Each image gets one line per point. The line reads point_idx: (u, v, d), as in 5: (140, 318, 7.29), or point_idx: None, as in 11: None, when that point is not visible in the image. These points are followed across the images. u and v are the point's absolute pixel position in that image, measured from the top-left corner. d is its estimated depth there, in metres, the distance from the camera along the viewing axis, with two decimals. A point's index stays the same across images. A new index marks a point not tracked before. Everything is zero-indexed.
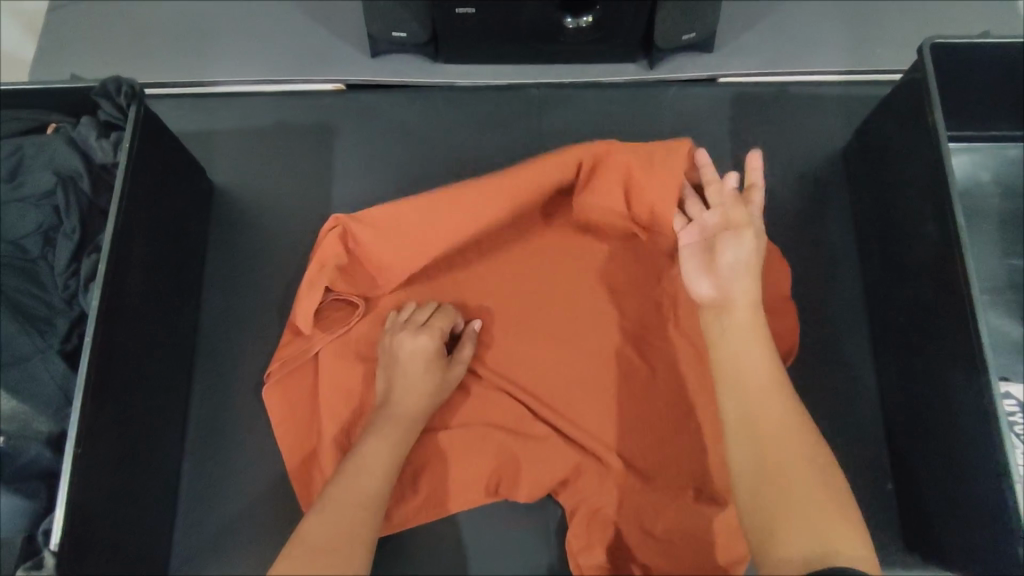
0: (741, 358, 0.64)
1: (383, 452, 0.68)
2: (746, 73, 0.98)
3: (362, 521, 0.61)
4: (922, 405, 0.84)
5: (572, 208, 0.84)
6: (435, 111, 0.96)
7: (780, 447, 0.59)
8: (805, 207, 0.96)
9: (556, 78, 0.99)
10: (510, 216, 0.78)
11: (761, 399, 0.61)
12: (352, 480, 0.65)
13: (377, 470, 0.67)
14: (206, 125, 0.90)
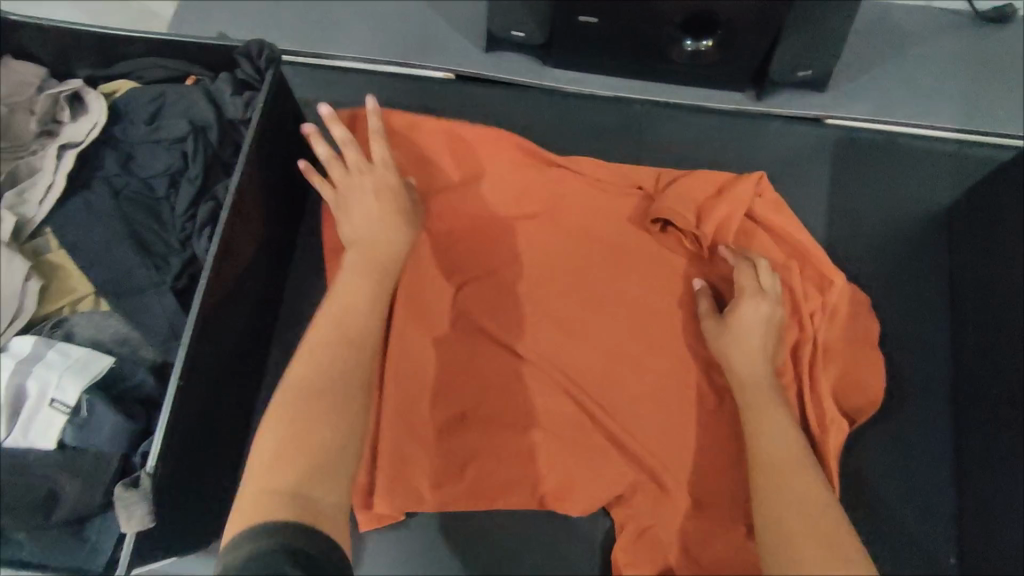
0: (767, 419, 0.69)
1: (363, 288, 0.67)
2: (856, 118, 0.94)
3: (348, 359, 0.61)
4: (1009, 486, 0.73)
5: (648, 229, 0.88)
6: (538, 110, 0.97)
7: (796, 493, 0.61)
8: (907, 276, 0.88)
9: (660, 95, 0.97)
10: (585, 237, 0.88)
11: (780, 453, 0.66)
12: (337, 315, 0.65)
13: (350, 300, 0.66)
14: (322, 96, 0.97)
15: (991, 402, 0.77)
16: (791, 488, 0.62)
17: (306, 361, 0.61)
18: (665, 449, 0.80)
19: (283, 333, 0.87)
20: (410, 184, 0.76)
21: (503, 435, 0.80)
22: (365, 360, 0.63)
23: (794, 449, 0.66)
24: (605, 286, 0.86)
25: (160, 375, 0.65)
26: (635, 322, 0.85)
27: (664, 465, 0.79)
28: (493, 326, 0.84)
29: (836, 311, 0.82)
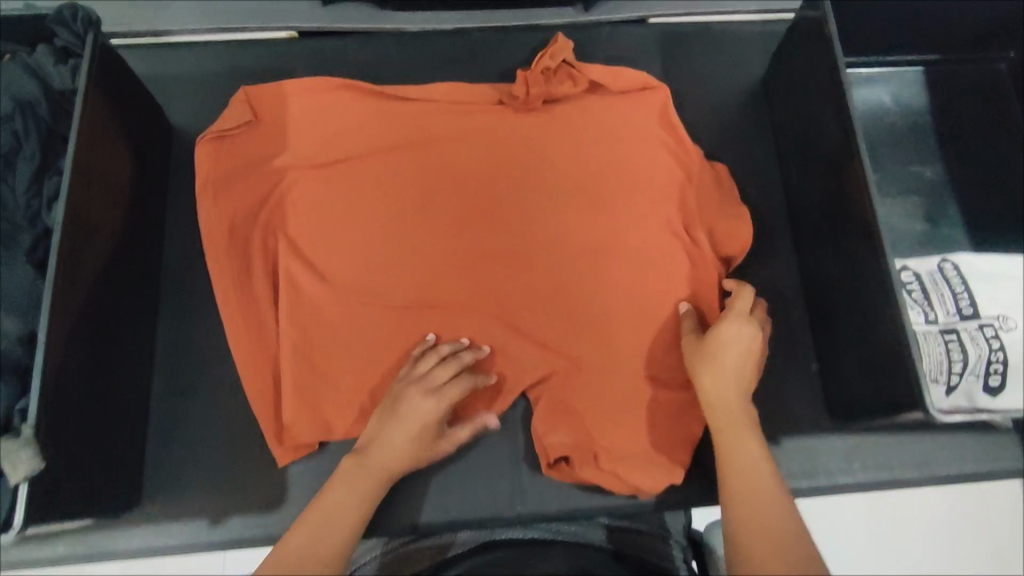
0: (728, 393, 0.72)
1: (354, 497, 0.69)
2: (672, 15, 1.04)
3: (332, 542, 0.65)
4: (834, 285, 0.84)
5: (500, 124, 0.91)
6: (385, 53, 1.00)
7: (764, 495, 0.65)
8: (741, 142, 0.99)
9: (498, 22, 1.03)
10: (435, 144, 0.89)
11: (740, 442, 0.69)
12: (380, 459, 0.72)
13: (354, 499, 0.70)
14: (167, 73, 0.97)
15: (819, 228, 0.87)
16: (755, 502, 0.64)
17: (324, 522, 0.66)
18: (547, 329, 0.83)
19: (167, 303, 0.86)
20: (349, 186, 0.86)
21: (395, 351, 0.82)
22: (365, 500, 0.70)
23: (761, 464, 0.68)
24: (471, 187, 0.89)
25: (29, 343, 0.64)
26: (498, 226, 0.86)
27: (551, 343, 0.83)
28: (360, 253, 0.84)
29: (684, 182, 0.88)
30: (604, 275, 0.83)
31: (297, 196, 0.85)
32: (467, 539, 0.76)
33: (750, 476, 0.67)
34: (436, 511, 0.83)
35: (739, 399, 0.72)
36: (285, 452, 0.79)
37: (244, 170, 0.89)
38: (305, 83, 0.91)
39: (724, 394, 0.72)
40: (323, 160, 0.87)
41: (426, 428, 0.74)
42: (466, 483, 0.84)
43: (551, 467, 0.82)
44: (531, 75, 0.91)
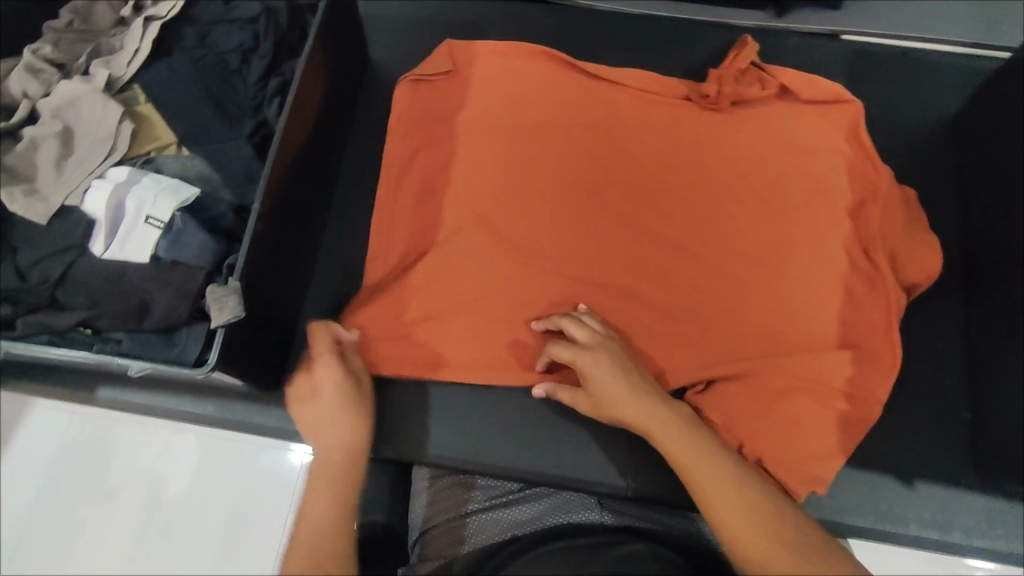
0: (639, 419, 0.67)
1: (326, 496, 0.65)
2: (869, 35, 1.01)
3: (341, 533, 0.63)
4: (1008, 333, 0.79)
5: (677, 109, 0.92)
6: (572, 25, 1.03)
7: (755, 518, 0.59)
8: (921, 174, 0.94)
9: (688, 13, 1.03)
10: (614, 117, 0.92)
11: (700, 462, 0.63)
12: (320, 425, 0.71)
13: (335, 476, 0.67)
14: (371, 11, 1.04)
15: (1001, 274, 0.82)
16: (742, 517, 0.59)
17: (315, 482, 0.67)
18: (696, 316, 0.83)
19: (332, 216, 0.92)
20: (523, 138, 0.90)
21: (543, 305, 0.83)
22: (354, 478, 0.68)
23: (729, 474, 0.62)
24: (637, 162, 0.90)
25: (239, 213, 0.71)
26: (659, 203, 0.88)
27: (691, 328, 0.83)
28: (522, 204, 0.87)
29: (862, 201, 0.85)
30: (756, 273, 0.84)
31: (474, 137, 0.89)
32: (535, 514, 0.74)
33: (720, 498, 0.60)
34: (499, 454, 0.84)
35: (679, 418, 0.67)
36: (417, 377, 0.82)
37: (428, 109, 0.94)
38: (501, 45, 0.95)
39: (647, 421, 0.67)
40: (504, 110, 0.91)
41: (335, 394, 0.72)
42: (528, 432, 0.86)
43: None
44: (723, 75, 0.92)
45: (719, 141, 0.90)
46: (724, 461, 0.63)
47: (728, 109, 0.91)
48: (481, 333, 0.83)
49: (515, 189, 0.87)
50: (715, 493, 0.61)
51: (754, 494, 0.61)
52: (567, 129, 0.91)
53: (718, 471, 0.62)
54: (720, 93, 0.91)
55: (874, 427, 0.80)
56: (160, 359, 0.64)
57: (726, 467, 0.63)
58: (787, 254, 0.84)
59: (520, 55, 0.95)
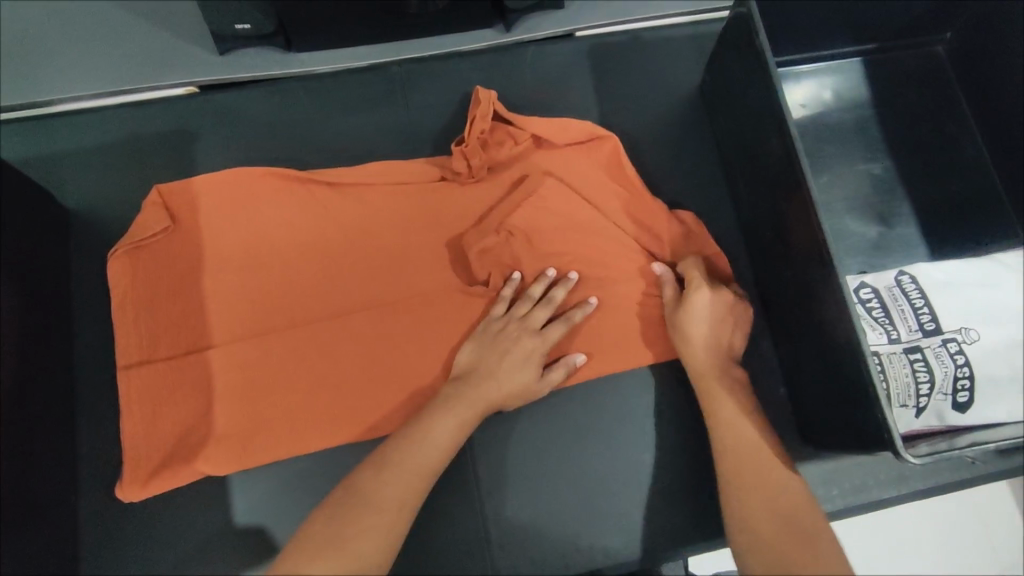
0: (725, 406, 0.75)
1: (450, 426, 0.72)
2: (600, 26, 0.98)
3: (413, 488, 0.67)
4: (793, 304, 0.81)
5: (429, 183, 0.87)
6: (294, 101, 0.92)
7: (765, 492, 0.66)
8: (683, 158, 0.94)
9: (415, 53, 0.95)
10: (362, 213, 0.86)
11: (736, 424, 0.73)
12: (415, 444, 0.70)
13: (441, 440, 0.71)
14: (50, 148, 0.87)
15: (773, 250, 0.84)
16: (760, 478, 0.67)
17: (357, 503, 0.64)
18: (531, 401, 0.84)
19: (85, 411, 0.79)
20: (277, 272, 0.83)
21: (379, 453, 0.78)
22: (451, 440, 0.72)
23: (755, 441, 0.71)
24: (399, 253, 0.85)
25: None
26: (467, 304, 0.83)
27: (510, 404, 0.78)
28: (298, 340, 0.81)
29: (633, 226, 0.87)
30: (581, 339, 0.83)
31: (228, 287, 0.82)
32: None
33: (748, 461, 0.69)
34: None
35: (721, 366, 0.78)
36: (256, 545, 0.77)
37: (159, 269, 0.83)
38: (227, 174, 0.85)
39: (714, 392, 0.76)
40: (241, 247, 0.84)
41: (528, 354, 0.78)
42: (446, 559, 0.79)
43: (548, 523, 0.81)
44: (469, 146, 0.86)
45: (479, 208, 0.87)
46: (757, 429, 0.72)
47: (483, 174, 0.87)
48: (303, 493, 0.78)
49: (283, 331, 0.81)
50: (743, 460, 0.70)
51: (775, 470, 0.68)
52: (318, 245, 0.84)
53: (747, 436, 0.71)
54: (458, 156, 0.86)
55: None
56: None
57: (753, 438, 0.72)
58: (603, 314, 0.84)
59: (244, 178, 0.86)
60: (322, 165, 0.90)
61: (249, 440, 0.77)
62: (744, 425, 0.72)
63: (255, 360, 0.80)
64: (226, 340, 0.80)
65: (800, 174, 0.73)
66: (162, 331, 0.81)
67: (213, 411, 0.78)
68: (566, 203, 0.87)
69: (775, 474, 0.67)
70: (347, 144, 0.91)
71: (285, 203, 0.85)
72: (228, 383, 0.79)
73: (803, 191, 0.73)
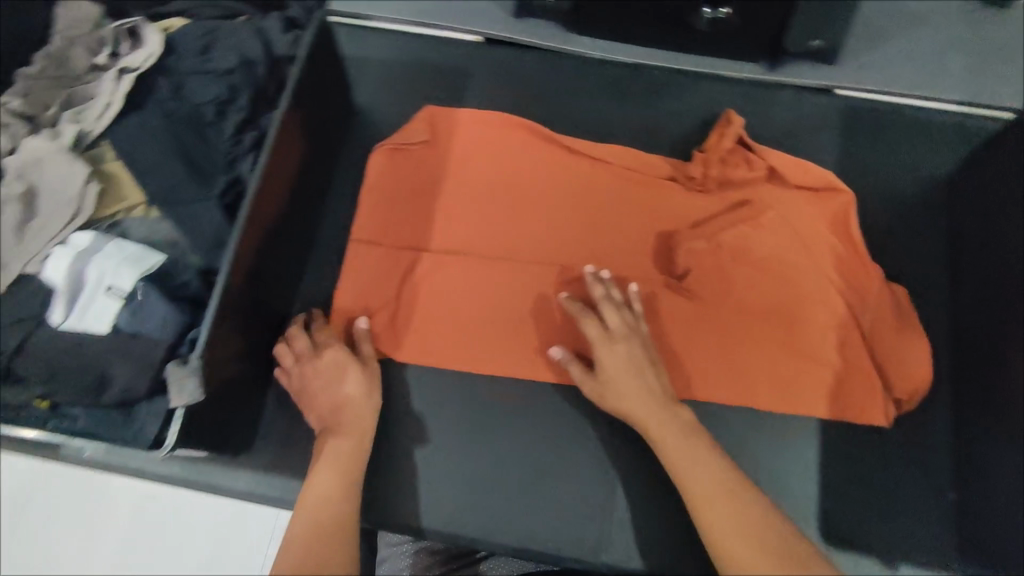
0: (676, 451, 0.71)
1: (329, 471, 0.69)
2: (863, 90, 0.99)
3: (339, 501, 0.66)
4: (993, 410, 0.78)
5: (661, 179, 0.93)
6: (562, 74, 1.01)
7: (745, 541, 0.61)
8: (914, 237, 0.92)
9: (679, 64, 1.01)
10: (594, 185, 0.92)
11: (691, 463, 0.69)
12: (321, 469, 0.69)
13: (330, 467, 0.69)
14: (355, 53, 1.02)
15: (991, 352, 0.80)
16: (729, 519, 0.63)
17: (312, 504, 0.65)
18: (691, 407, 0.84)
19: (312, 268, 0.91)
20: (504, 209, 0.91)
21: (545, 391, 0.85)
22: (354, 469, 0.70)
23: (715, 479, 0.67)
24: (614, 230, 0.90)
25: (206, 277, 0.71)
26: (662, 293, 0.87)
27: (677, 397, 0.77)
28: (504, 272, 0.88)
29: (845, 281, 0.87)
30: (760, 367, 0.84)
31: (460, 208, 0.92)
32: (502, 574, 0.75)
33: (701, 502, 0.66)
34: (539, 528, 0.80)
35: (651, 400, 0.74)
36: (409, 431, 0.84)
37: (410, 173, 0.94)
38: (491, 115, 0.96)
39: (644, 421, 0.73)
40: (482, 178, 0.93)
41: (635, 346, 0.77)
42: (569, 516, 0.81)
43: (675, 527, 0.80)
44: (709, 157, 0.92)
45: (700, 217, 0.91)
46: (722, 469, 0.68)
47: (715, 189, 0.92)
48: (463, 404, 0.85)
49: (493, 260, 0.89)
50: (702, 504, 0.66)
51: (756, 514, 0.64)
52: (546, 198, 0.92)
53: (706, 474, 0.68)
54: (698, 162, 0.92)
55: (851, 499, 0.81)
56: (118, 440, 0.65)
57: (724, 476, 0.68)
58: (790, 352, 0.84)
59: (502, 122, 0.96)
60: (569, 133, 0.98)
61: (440, 339, 0.86)
62: (699, 465, 0.68)
63: (464, 276, 0.88)
64: (445, 251, 0.89)
65: None
66: (395, 224, 0.91)
67: (416, 303, 0.87)
68: (785, 236, 0.88)
69: (749, 517, 0.63)
70: (595, 124, 0.99)
71: (530, 154, 0.94)
72: (435, 285, 0.88)
73: None
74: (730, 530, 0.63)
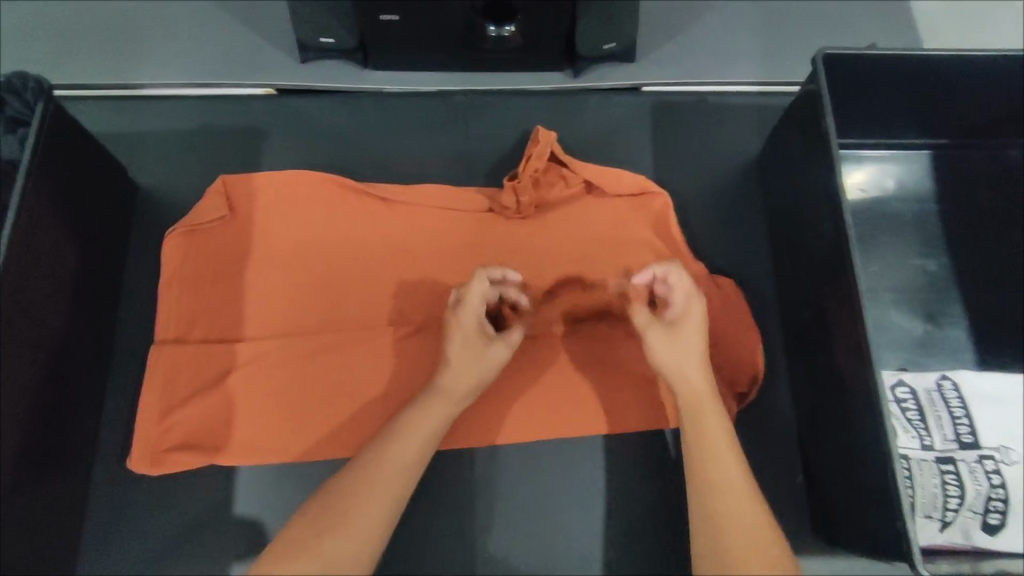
0: (680, 362, 0.69)
1: (417, 444, 0.67)
2: (666, 83, 0.99)
3: (388, 496, 0.63)
4: (823, 391, 0.79)
5: (478, 213, 0.89)
6: (363, 113, 0.95)
7: (723, 455, 0.64)
8: (733, 225, 0.93)
9: (482, 86, 0.98)
10: (409, 230, 0.88)
11: (686, 361, 0.69)
12: (402, 441, 0.67)
13: (418, 433, 0.69)
14: (132, 128, 0.93)
15: (813, 334, 0.81)
16: (715, 435, 0.65)
17: (377, 466, 0.64)
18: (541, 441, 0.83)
19: (116, 378, 0.82)
20: (317, 275, 0.86)
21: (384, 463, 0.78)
22: (421, 450, 0.67)
23: (699, 383, 0.68)
24: (436, 274, 0.87)
25: None
26: None
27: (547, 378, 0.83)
28: (323, 343, 0.82)
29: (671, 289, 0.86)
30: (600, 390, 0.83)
31: (268, 282, 0.85)
32: None
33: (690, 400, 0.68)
34: None
35: (692, 355, 0.69)
36: (248, 538, 0.78)
37: (208, 256, 0.86)
38: (285, 175, 0.89)
39: (678, 357, 0.69)
40: (288, 245, 0.87)
41: (690, 302, 0.71)
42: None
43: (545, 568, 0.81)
44: (521, 183, 0.87)
45: (522, 246, 0.88)
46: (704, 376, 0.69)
47: (533, 216, 0.89)
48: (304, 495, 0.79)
49: (310, 332, 0.83)
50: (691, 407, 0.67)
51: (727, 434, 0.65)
52: (359, 253, 0.87)
53: (696, 373, 0.68)
54: (511, 190, 0.87)
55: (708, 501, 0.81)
56: None
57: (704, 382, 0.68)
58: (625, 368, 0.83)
59: (299, 181, 0.89)
60: (378, 177, 0.93)
61: (264, 434, 0.79)
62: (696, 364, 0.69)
63: (281, 358, 0.81)
64: (257, 335, 0.83)
65: (850, 261, 0.72)
66: (199, 316, 0.83)
67: (234, 403, 0.79)
68: (605, 251, 0.88)
69: (724, 439, 0.65)
70: (404, 162, 0.94)
71: (335, 209, 0.88)
72: (254, 377, 0.81)
73: (852, 277, 0.71)
74: (711, 436, 0.65)
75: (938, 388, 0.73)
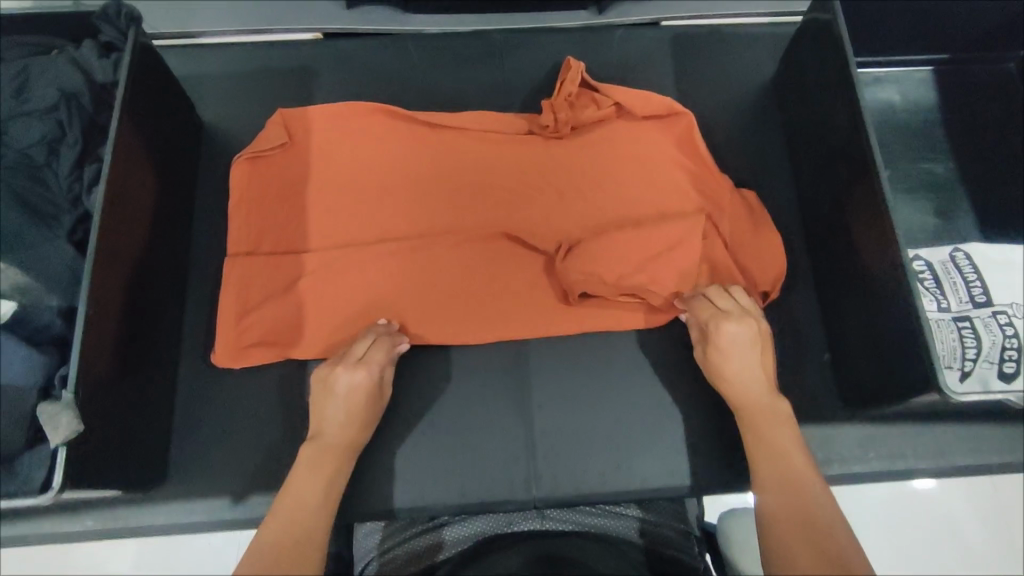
0: (733, 355, 0.78)
1: (316, 482, 0.71)
2: (683, 17, 1.06)
3: (313, 536, 0.67)
4: (844, 272, 0.86)
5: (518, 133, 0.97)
6: (405, 52, 1.03)
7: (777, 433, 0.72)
8: (752, 141, 1.01)
9: (513, 25, 1.06)
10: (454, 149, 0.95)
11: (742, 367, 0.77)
12: (302, 493, 0.70)
13: (314, 485, 0.71)
14: (194, 71, 1.01)
15: (833, 223, 0.88)
16: (768, 419, 0.74)
17: (290, 517, 0.67)
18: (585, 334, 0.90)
19: (194, 290, 0.90)
20: (374, 191, 0.93)
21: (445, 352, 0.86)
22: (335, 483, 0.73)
23: (755, 377, 0.77)
24: (483, 187, 0.94)
25: (66, 317, 0.71)
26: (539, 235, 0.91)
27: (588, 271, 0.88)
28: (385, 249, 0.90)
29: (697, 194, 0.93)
30: None
31: (328, 198, 0.92)
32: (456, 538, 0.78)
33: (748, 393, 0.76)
34: (473, 484, 0.84)
35: (750, 355, 0.77)
36: None
37: (273, 178, 0.93)
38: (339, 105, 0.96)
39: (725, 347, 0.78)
40: (344, 165, 0.94)
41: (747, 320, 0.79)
42: (493, 462, 0.85)
43: (599, 451, 0.86)
44: (557, 102, 0.96)
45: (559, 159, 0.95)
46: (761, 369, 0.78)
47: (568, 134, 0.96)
48: None
49: (372, 241, 0.90)
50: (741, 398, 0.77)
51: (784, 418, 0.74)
52: (410, 169, 0.94)
53: (749, 372, 0.77)
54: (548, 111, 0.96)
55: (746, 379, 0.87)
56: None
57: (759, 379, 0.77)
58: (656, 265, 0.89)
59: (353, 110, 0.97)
60: (423, 107, 1.01)
61: (333, 329, 0.86)
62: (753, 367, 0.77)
63: (346, 264, 0.89)
64: (321, 244, 0.90)
65: (866, 141, 0.79)
66: (269, 230, 0.91)
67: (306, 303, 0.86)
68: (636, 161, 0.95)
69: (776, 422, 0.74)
70: (446, 94, 1.02)
71: (387, 133, 0.96)
72: (322, 281, 0.88)
73: (868, 156, 0.79)
74: (768, 424, 0.74)
75: (951, 260, 0.83)
